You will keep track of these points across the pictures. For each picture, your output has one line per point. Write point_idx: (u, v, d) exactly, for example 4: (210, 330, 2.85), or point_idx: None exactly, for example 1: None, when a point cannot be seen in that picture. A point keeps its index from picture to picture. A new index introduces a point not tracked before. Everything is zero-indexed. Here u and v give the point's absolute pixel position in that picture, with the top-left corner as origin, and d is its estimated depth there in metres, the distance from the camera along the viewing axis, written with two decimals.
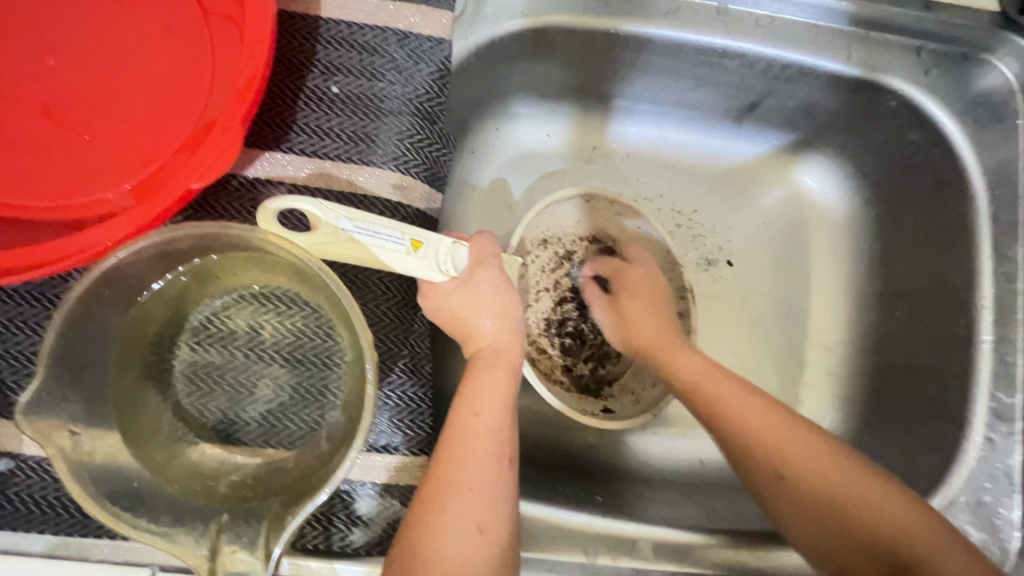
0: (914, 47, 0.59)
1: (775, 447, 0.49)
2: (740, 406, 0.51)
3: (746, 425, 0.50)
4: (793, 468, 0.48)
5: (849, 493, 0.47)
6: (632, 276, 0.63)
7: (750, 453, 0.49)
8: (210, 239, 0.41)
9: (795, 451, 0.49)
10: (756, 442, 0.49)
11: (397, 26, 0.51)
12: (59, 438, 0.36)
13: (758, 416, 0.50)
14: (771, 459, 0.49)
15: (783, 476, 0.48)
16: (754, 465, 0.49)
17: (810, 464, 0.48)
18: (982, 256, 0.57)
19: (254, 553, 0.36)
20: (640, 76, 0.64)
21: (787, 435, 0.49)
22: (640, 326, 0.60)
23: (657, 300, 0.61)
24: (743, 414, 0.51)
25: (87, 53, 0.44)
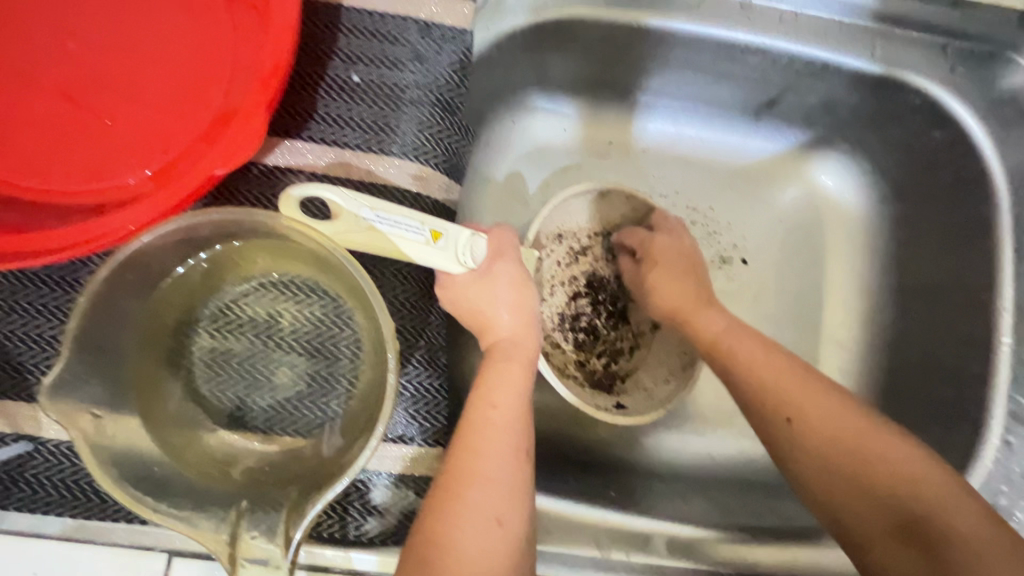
0: (939, 44, 0.58)
1: (792, 404, 0.49)
2: (757, 356, 0.52)
3: (758, 376, 0.51)
4: (809, 421, 0.48)
5: (869, 451, 0.45)
6: (660, 244, 0.61)
7: (765, 402, 0.50)
8: (232, 225, 0.41)
9: (813, 405, 0.48)
10: (772, 394, 0.49)
11: (419, 16, 0.51)
12: (82, 422, 0.36)
13: (775, 372, 0.50)
14: (786, 412, 0.49)
15: (800, 432, 0.48)
16: (770, 421, 0.49)
17: (832, 424, 0.47)
18: (1005, 259, 0.57)
19: (274, 539, 0.36)
20: (661, 71, 0.63)
21: (807, 391, 0.49)
22: (671, 286, 0.59)
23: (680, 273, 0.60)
24: (759, 365, 0.51)
25: (110, 38, 0.44)
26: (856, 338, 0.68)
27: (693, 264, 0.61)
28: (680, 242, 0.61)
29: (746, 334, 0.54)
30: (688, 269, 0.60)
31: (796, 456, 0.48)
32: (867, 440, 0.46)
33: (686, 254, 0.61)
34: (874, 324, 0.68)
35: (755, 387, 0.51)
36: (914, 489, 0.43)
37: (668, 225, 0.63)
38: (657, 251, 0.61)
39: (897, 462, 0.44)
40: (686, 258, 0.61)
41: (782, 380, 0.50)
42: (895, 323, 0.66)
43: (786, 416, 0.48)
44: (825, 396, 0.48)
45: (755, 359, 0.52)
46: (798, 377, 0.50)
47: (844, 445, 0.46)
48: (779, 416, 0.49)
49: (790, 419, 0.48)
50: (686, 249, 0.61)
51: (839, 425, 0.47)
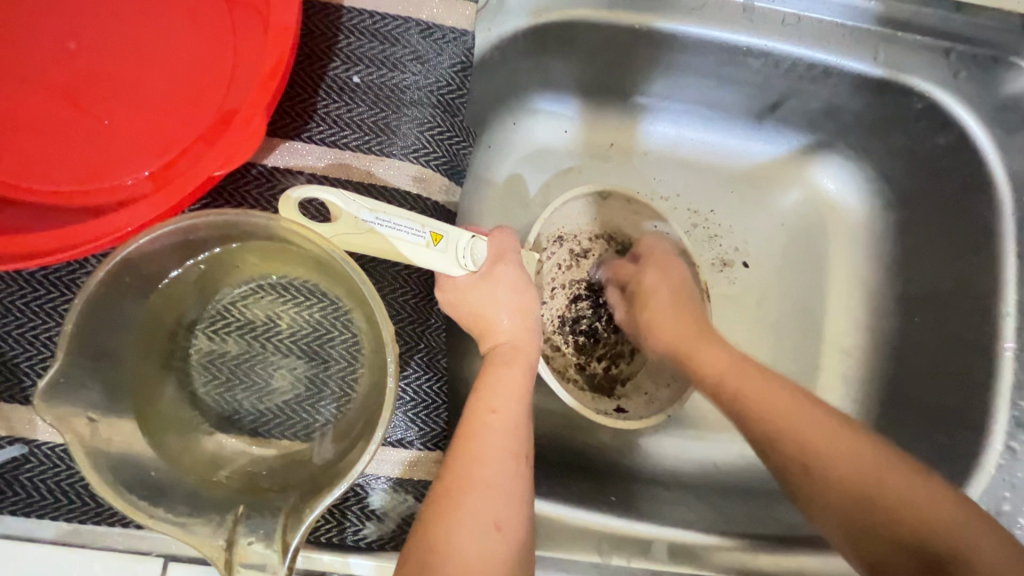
0: (943, 48, 0.58)
1: (807, 447, 0.47)
2: (765, 397, 0.50)
3: (768, 414, 0.49)
4: (824, 467, 0.46)
5: (886, 491, 0.44)
6: (653, 278, 0.59)
7: (782, 450, 0.48)
8: (230, 227, 0.41)
9: (825, 430, 0.47)
10: (785, 441, 0.47)
11: (420, 16, 0.51)
12: (77, 425, 0.36)
13: (789, 416, 0.48)
14: (803, 455, 0.47)
15: (815, 476, 0.46)
16: (789, 466, 0.47)
17: (846, 465, 0.45)
18: (1007, 264, 0.57)
19: (271, 545, 0.35)
20: (663, 74, 0.63)
21: (815, 427, 0.47)
22: (665, 320, 0.57)
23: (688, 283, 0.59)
24: (767, 405, 0.49)
25: (109, 37, 0.44)
26: (857, 343, 0.68)
27: (684, 287, 0.59)
28: (664, 272, 0.59)
29: (748, 371, 0.52)
30: (680, 296, 0.58)
31: (816, 501, 0.46)
32: (885, 479, 0.44)
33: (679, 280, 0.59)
34: (876, 329, 0.67)
35: (764, 431, 0.49)
36: (939, 528, 0.42)
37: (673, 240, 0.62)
38: (649, 287, 0.59)
39: (916, 501, 0.43)
40: (680, 291, 0.59)
41: (790, 418, 0.48)
42: (898, 326, 0.65)
43: (801, 460, 0.47)
44: (838, 439, 0.47)
45: (760, 397, 0.50)
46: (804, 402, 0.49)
47: (864, 489, 0.44)
48: (796, 463, 0.47)
49: (807, 467, 0.46)
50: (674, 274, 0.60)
51: (856, 470, 0.45)
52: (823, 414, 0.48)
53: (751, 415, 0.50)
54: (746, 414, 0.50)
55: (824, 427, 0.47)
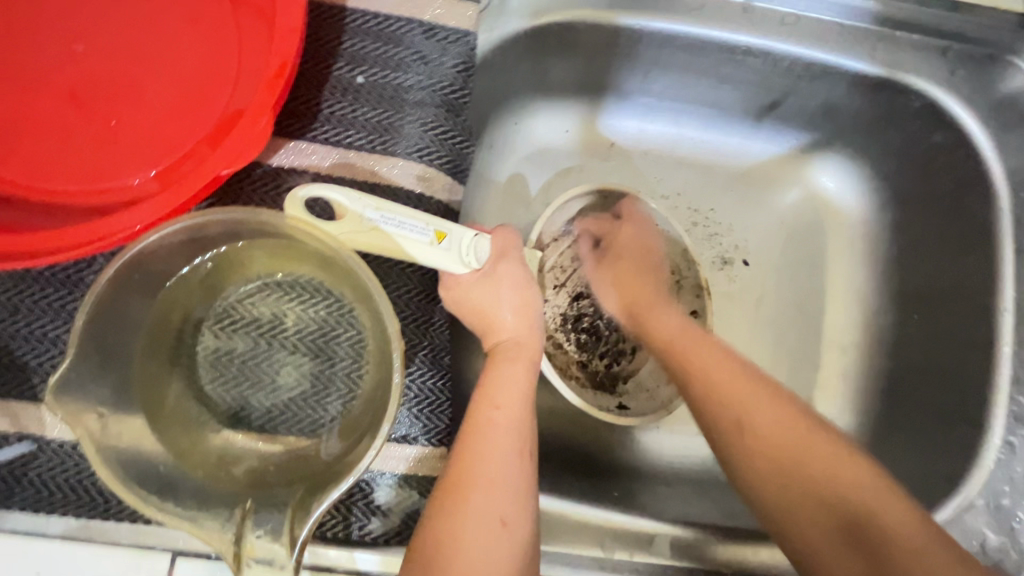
0: (939, 47, 0.59)
1: (747, 413, 0.49)
2: (723, 368, 0.51)
3: (711, 380, 0.51)
4: (759, 438, 0.48)
5: (816, 461, 0.47)
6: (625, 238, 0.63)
7: (717, 414, 0.50)
8: (238, 224, 0.41)
9: (763, 413, 0.49)
10: (727, 407, 0.50)
11: (423, 18, 0.52)
12: (88, 421, 0.36)
13: (728, 382, 0.51)
14: (739, 415, 0.49)
15: (750, 441, 0.49)
16: (725, 431, 0.50)
17: (780, 435, 0.48)
18: (1005, 261, 0.57)
19: (279, 539, 0.36)
20: (662, 73, 0.64)
21: (759, 399, 0.49)
22: (630, 282, 0.61)
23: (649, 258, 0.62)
24: (714, 373, 0.51)
25: (115, 39, 0.44)
26: (857, 340, 0.69)
27: (645, 253, 0.62)
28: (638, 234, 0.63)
29: (700, 343, 0.54)
30: (640, 262, 0.62)
31: (746, 461, 0.49)
32: (816, 452, 0.47)
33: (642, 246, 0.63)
34: (875, 327, 0.68)
35: (705, 393, 0.51)
36: (856, 491, 0.45)
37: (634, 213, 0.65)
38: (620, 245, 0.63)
39: (843, 472, 0.46)
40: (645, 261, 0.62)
41: (732, 398, 0.50)
42: (897, 323, 0.66)
43: (739, 421, 0.49)
44: (783, 411, 0.49)
45: (711, 364, 0.52)
46: (747, 381, 0.51)
47: (790, 457, 0.47)
48: (732, 423, 0.49)
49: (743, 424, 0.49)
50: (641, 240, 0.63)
51: (793, 446, 0.47)
52: (775, 398, 0.50)
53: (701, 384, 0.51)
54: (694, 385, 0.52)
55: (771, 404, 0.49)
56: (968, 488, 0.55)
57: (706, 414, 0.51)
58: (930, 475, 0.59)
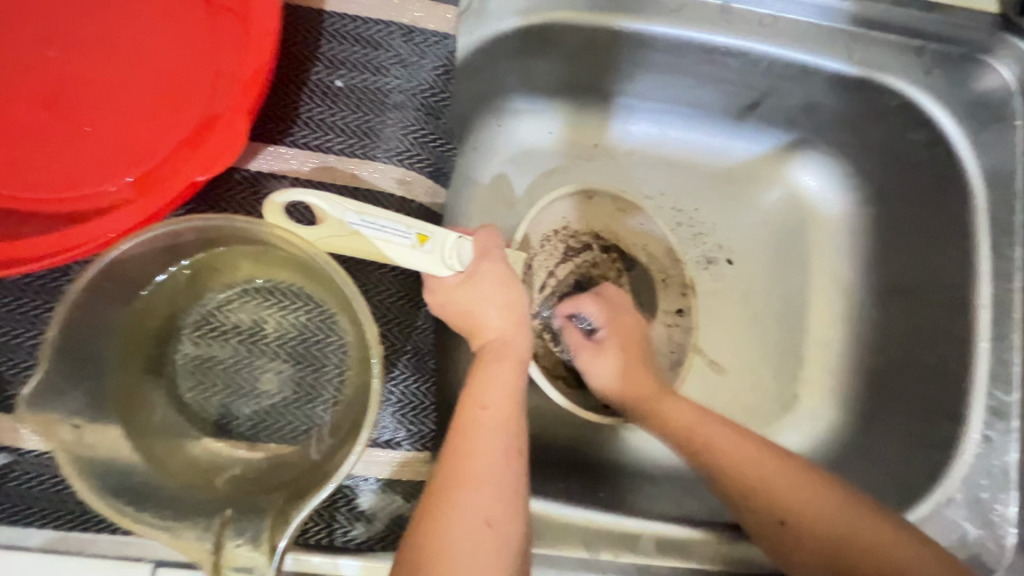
0: (915, 47, 0.60)
1: (785, 511, 0.51)
2: (736, 453, 0.54)
3: (732, 463, 0.54)
4: (801, 520, 0.51)
5: (853, 537, 0.49)
6: (622, 324, 0.62)
7: (758, 507, 0.52)
8: (213, 231, 0.41)
9: (794, 498, 0.52)
10: (759, 502, 0.52)
11: (401, 20, 0.51)
12: (61, 432, 0.36)
13: (748, 462, 0.53)
14: (778, 514, 0.51)
15: (793, 532, 0.51)
16: (756, 514, 0.52)
17: (822, 518, 0.50)
18: (980, 256, 0.58)
19: (258, 548, 0.35)
20: (643, 75, 0.64)
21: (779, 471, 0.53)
22: (632, 372, 0.59)
23: (646, 354, 0.61)
24: (735, 456, 0.54)
25: (88, 44, 0.44)
26: (840, 337, 0.69)
27: (644, 351, 0.61)
28: (631, 327, 0.62)
29: (714, 424, 0.56)
30: (642, 357, 0.61)
31: (792, 549, 0.51)
32: (851, 530, 0.50)
33: (641, 333, 0.63)
34: (859, 323, 0.68)
35: (731, 476, 0.53)
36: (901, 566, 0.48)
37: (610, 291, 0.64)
38: (621, 335, 0.61)
39: (886, 548, 0.48)
40: (641, 356, 0.61)
41: (751, 474, 0.53)
42: (879, 319, 0.67)
43: (780, 518, 0.51)
44: (812, 490, 0.52)
45: (718, 437, 0.55)
46: (762, 460, 0.54)
47: (831, 551, 0.49)
48: (773, 522, 0.51)
49: (785, 521, 0.51)
50: (637, 322, 0.63)
51: (832, 521, 0.50)
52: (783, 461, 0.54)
53: (727, 472, 0.53)
54: (715, 461, 0.54)
55: (791, 476, 0.53)
56: (949, 483, 0.56)
57: (751, 520, 0.53)
58: (910, 469, 0.59)
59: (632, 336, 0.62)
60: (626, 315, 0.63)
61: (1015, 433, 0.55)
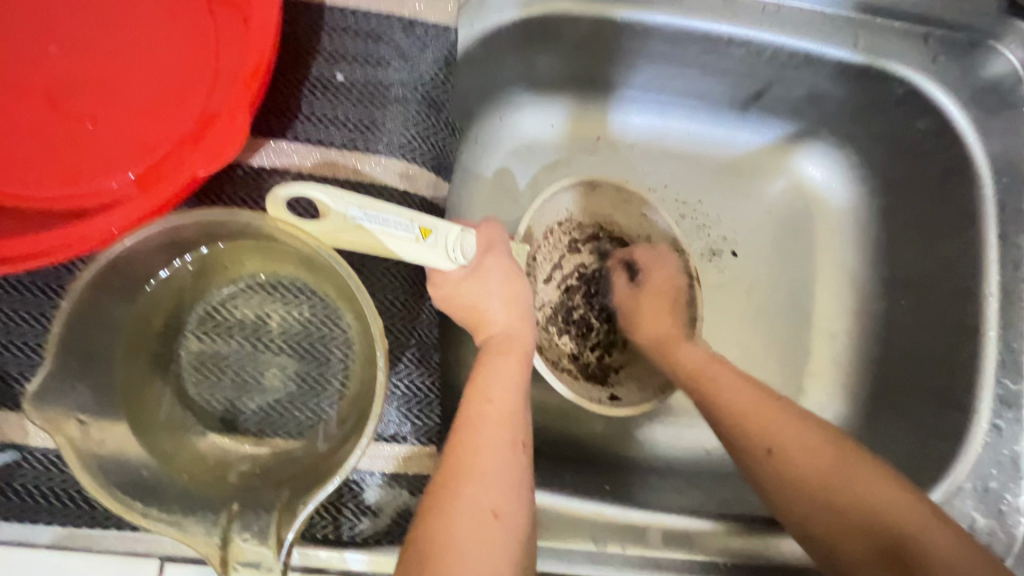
0: (921, 34, 0.59)
1: (775, 440, 0.51)
2: (738, 393, 0.54)
3: (731, 406, 0.53)
4: (787, 455, 0.50)
5: (846, 485, 0.48)
6: (659, 277, 0.63)
7: (748, 438, 0.52)
8: (217, 225, 0.41)
9: (790, 438, 0.51)
10: (749, 431, 0.52)
11: (402, 13, 0.51)
12: (68, 427, 0.36)
13: (739, 394, 0.54)
14: (767, 443, 0.51)
15: (780, 459, 0.50)
16: (748, 446, 0.52)
17: (809, 458, 0.49)
18: (988, 245, 0.57)
19: (265, 542, 0.35)
20: (646, 65, 0.63)
21: (782, 423, 0.51)
22: (656, 318, 0.62)
23: (678, 302, 0.62)
24: (732, 400, 0.53)
25: (90, 41, 0.44)
26: (846, 328, 0.69)
27: (678, 302, 0.62)
28: (666, 274, 0.63)
29: (722, 369, 0.56)
30: (674, 307, 0.62)
31: (782, 490, 0.50)
32: (843, 477, 0.48)
33: (675, 287, 0.63)
34: (865, 315, 0.68)
35: (732, 415, 0.53)
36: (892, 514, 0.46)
37: (655, 254, 0.64)
38: (655, 284, 0.63)
39: (873, 495, 0.47)
40: (671, 292, 0.62)
41: (743, 408, 0.53)
42: (886, 310, 0.66)
43: (767, 446, 0.51)
44: (805, 429, 0.51)
45: (731, 389, 0.54)
46: (762, 402, 0.53)
47: (823, 483, 0.48)
48: (761, 449, 0.51)
49: (772, 449, 0.51)
50: (673, 278, 0.63)
51: (819, 462, 0.49)
52: (795, 417, 0.52)
53: (721, 410, 0.54)
54: (711, 403, 0.54)
55: (795, 425, 0.51)
56: (956, 472, 0.55)
57: (735, 439, 0.53)
58: (918, 459, 0.59)
59: (666, 286, 0.62)
60: (663, 267, 0.63)
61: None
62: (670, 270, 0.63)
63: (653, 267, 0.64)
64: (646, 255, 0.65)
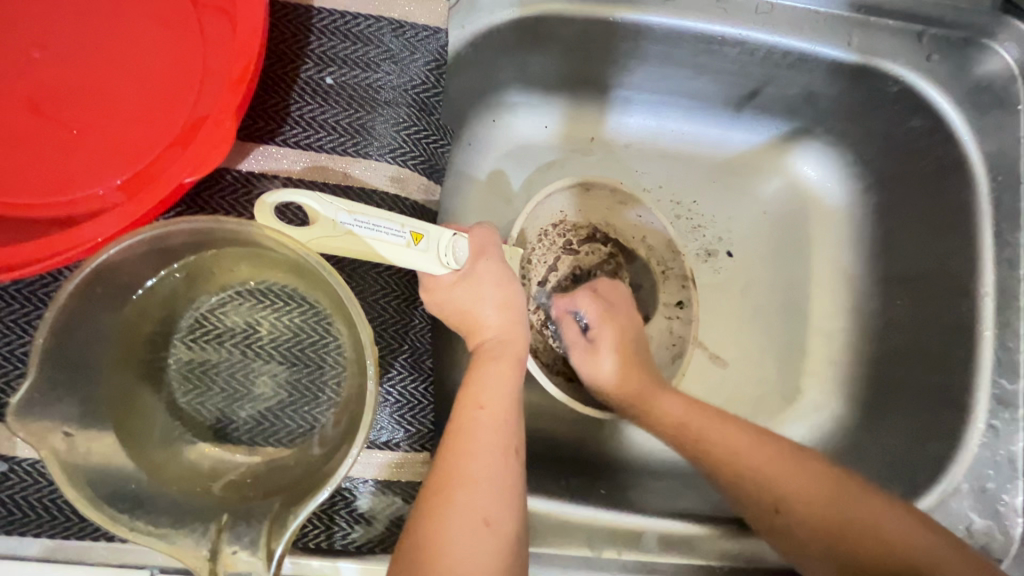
0: (916, 32, 0.59)
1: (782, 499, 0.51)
2: (733, 441, 0.54)
3: (745, 465, 0.53)
4: (793, 505, 0.51)
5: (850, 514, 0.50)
6: (614, 333, 0.59)
7: (750, 494, 0.52)
8: (203, 234, 0.40)
9: (791, 484, 0.51)
10: (753, 486, 0.52)
11: (391, 15, 0.50)
12: (54, 440, 0.35)
13: (738, 442, 0.54)
14: (774, 500, 0.51)
15: (788, 526, 0.51)
16: (756, 503, 0.52)
17: (812, 500, 0.51)
18: (984, 243, 0.57)
19: (256, 553, 0.35)
20: (640, 65, 0.63)
21: (773, 459, 0.53)
22: (625, 372, 0.58)
23: (637, 354, 0.59)
24: (748, 462, 0.53)
25: (74, 45, 0.43)
26: (842, 327, 0.69)
27: (636, 354, 0.59)
28: (626, 328, 0.60)
29: (706, 415, 0.56)
30: (633, 356, 0.59)
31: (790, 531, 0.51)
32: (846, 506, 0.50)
33: (632, 337, 0.60)
34: (861, 314, 0.68)
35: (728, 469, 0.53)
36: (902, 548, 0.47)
37: (614, 299, 0.61)
38: (613, 342, 0.59)
39: (885, 526, 0.49)
40: (637, 343, 0.60)
41: (755, 463, 0.53)
42: (882, 310, 0.66)
43: (774, 506, 0.51)
44: (803, 472, 0.52)
45: (732, 445, 0.54)
46: (761, 450, 0.53)
47: (828, 529, 0.49)
48: (768, 509, 0.51)
49: (778, 509, 0.51)
50: (630, 324, 0.60)
51: (821, 504, 0.50)
52: (794, 463, 0.53)
53: (726, 462, 0.53)
54: (724, 470, 0.53)
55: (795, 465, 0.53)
56: (954, 472, 0.55)
57: (744, 504, 0.53)
58: (916, 459, 0.59)
59: (627, 342, 0.59)
60: (624, 312, 0.60)
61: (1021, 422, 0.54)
62: (630, 313, 0.61)
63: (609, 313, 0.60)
64: (598, 303, 0.60)
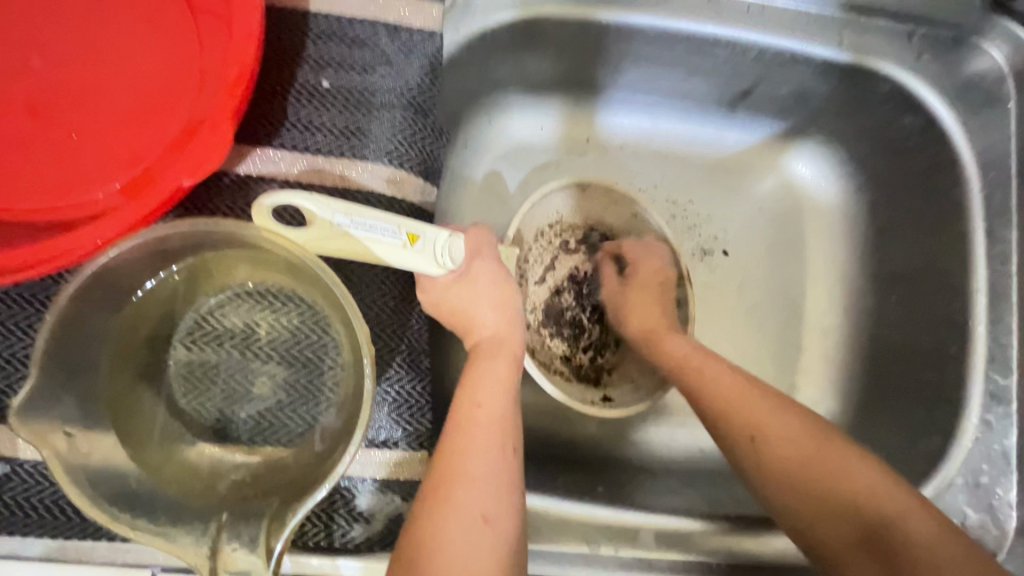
0: (905, 32, 0.60)
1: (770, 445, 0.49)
2: (737, 394, 0.52)
3: (739, 407, 0.51)
4: (770, 448, 0.49)
5: (839, 470, 0.47)
6: (647, 268, 0.64)
7: (734, 422, 0.51)
8: (201, 236, 0.41)
9: (773, 425, 0.50)
10: (736, 410, 0.51)
11: (387, 19, 0.51)
12: (55, 439, 0.36)
13: (736, 393, 0.52)
14: (752, 430, 0.50)
15: (765, 448, 0.49)
16: (733, 430, 0.51)
17: (787, 439, 0.49)
18: (976, 240, 0.57)
19: (255, 551, 0.35)
20: (633, 66, 0.64)
21: (762, 407, 0.51)
22: (644, 309, 0.61)
23: (660, 296, 0.62)
24: (723, 387, 0.53)
25: (73, 52, 0.44)
26: (838, 325, 0.69)
27: (669, 285, 0.63)
28: (658, 267, 0.64)
29: (710, 360, 0.55)
30: (664, 291, 0.63)
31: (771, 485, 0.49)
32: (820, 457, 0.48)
33: (664, 277, 0.64)
34: (856, 312, 0.68)
35: (721, 408, 0.52)
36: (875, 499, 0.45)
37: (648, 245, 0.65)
38: (642, 275, 0.63)
39: (866, 482, 0.46)
40: (665, 292, 0.63)
41: (735, 402, 0.52)
42: (876, 307, 0.66)
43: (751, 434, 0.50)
44: (779, 417, 0.50)
45: (719, 375, 0.54)
46: (754, 395, 0.52)
47: (802, 458, 0.48)
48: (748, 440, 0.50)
49: (756, 440, 0.50)
50: (661, 270, 0.64)
51: (800, 445, 0.49)
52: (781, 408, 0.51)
53: (721, 409, 0.52)
54: (707, 402, 0.53)
55: (795, 430, 0.50)
56: (948, 468, 0.56)
57: (726, 437, 0.52)
58: (912, 455, 0.59)
59: (655, 280, 0.63)
60: (653, 260, 0.64)
61: (1014, 417, 0.55)
62: (659, 258, 0.64)
63: (641, 258, 0.64)
64: (630, 250, 0.65)
